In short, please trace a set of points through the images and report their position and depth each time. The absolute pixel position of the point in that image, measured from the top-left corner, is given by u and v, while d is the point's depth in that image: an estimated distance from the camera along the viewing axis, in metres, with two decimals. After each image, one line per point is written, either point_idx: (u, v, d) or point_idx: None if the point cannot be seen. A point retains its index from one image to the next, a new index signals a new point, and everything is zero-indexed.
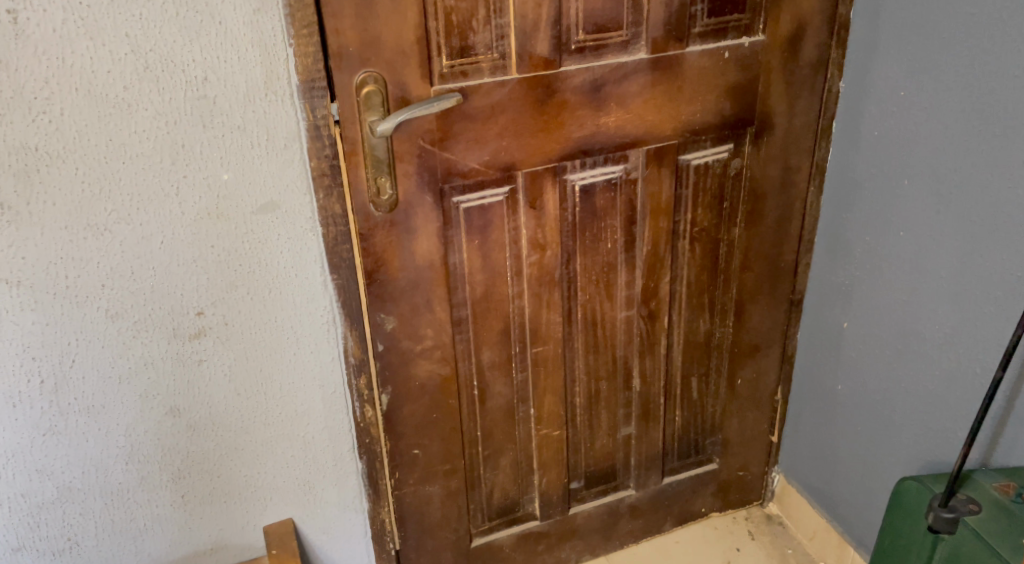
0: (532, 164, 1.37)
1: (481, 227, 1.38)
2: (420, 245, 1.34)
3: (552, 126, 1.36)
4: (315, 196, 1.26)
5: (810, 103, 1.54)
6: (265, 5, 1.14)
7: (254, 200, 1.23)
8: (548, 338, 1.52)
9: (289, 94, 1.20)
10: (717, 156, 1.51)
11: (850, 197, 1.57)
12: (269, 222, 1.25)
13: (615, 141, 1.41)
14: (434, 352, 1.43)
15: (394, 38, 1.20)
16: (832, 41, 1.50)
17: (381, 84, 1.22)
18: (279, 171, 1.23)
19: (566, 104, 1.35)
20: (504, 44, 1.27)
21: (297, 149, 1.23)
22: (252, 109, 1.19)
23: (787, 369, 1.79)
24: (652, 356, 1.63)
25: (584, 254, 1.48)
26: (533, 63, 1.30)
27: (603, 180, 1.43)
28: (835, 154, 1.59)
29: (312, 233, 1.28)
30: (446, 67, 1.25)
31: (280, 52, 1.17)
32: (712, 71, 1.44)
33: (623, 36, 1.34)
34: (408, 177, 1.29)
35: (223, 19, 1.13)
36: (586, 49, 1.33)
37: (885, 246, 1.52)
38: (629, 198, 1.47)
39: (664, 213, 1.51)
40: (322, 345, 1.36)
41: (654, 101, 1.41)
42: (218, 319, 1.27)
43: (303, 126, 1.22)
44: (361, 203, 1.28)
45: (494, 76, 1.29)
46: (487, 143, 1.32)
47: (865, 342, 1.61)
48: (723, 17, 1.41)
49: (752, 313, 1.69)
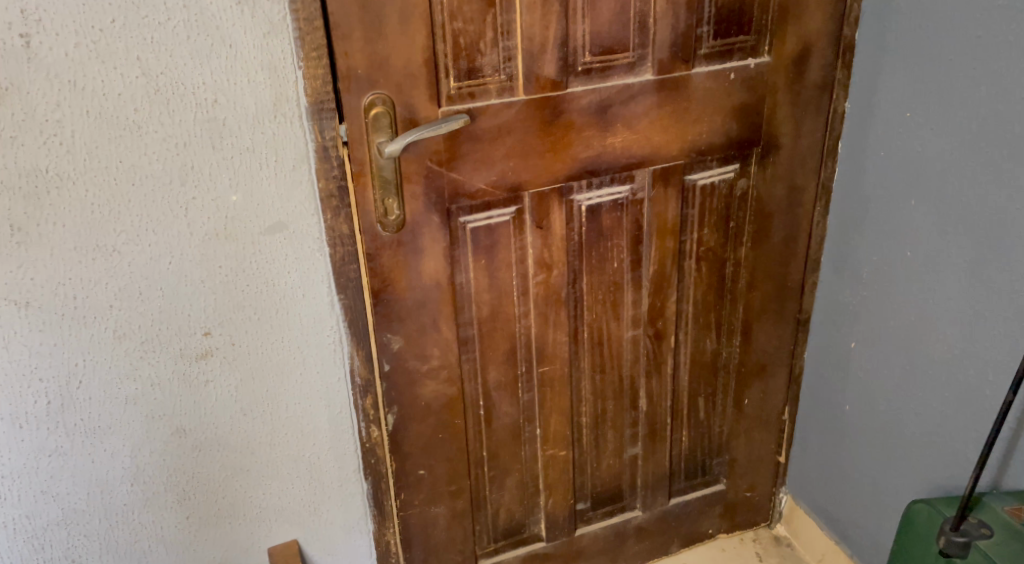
0: (538, 185, 1.37)
1: (487, 246, 1.38)
2: (426, 265, 1.34)
3: (559, 146, 1.36)
4: (322, 216, 1.27)
5: (815, 123, 1.54)
6: (275, 28, 1.15)
7: (262, 221, 1.23)
8: (554, 357, 1.52)
9: (298, 116, 1.20)
10: (723, 176, 1.52)
11: (857, 217, 1.58)
12: (277, 243, 1.25)
13: (621, 162, 1.41)
14: (441, 372, 1.43)
15: (402, 60, 1.21)
16: (837, 62, 1.51)
17: (389, 105, 1.23)
18: (287, 192, 1.23)
19: (572, 125, 1.35)
20: (512, 65, 1.28)
21: (305, 170, 1.23)
22: (261, 131, 1.19)
23: (795, 389, 1.79)
24: (659, 375, 1.63)
25: (591, 273, 1.48)
26: (540, 84, 1.31)
27: (609, 200, 1.44)
28: (842, 174, 1.59)
29: (320, 253, 1.29)
30: (454, 89, 1.26)
31: (289, 74, 1.18)
32: (719, 92, 1.44)
33: (629, 58, 1.35)
34: (415, 197, 1.30)
35: (233, 42, 1.14)
36: (593, 70, 1.34)
37: (893, 267, 1.52)
38: (635, 217, 1.47)
39: (671, 233, 1.51)
40: (328, 365, 1.36)
41: (660, 122, 1.41)
42: (225, 339, 1.27)
43: (311, 147, 1.22)
44: (369, 223, 1.28)
45: (501, 98, 1.29)
46: (494, 163, 1.32)
47: (872, 361, 1.60)
48: (729, 39, 1.41)
49: (758, 333, 1.69)
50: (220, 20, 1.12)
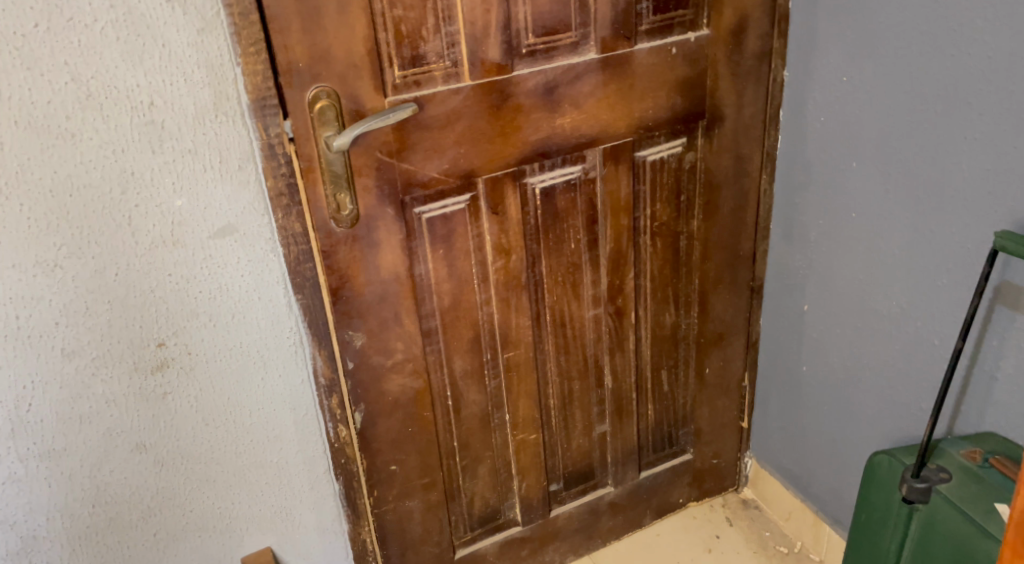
0: (491, 170, 1.37)
1: (444, 235, 1.37)
2: (385, 258, 1.33)
3: (509, 130, 1.35)
4: (273, 216, 1.22)
5: (756, 93, 1.56)
6: (209, 24, 1.10)
7: (211, 224, 1.18)
8: (518, 342, 1.52)
9: (239, 114, 1.16)
10: (671, 151, 1.53)
11: (801, 181, 1.60)
12: (228, 246, 1.21)
13: (571, 143, 1.42)
14: (406, 365, 1.41)
15: (344, 51, 1.18)
16: (773, 31, 1.53)
17: (334, 98, 1.19)
18: (234, 193, 1.19)
19: (521, 108, 1.35)
20: (455, 51, 1.26)
21: (252, 170, 1.19)
22: (203, 132, 1.14)
23: (753, 355, 1.82)
24: (622, 352, 1.65)
25: (549, 256, 1.49)
26: (486, 69, 1.29)
27: (562, 181, 1.45)
28: (785, 140, 1.61)
29: (273, 253, 1.24)
30: (399, 77, 1.24)
31: (227, 72, 1.13)
32: (661, 67, 1.45)
33: (572, 37, 1.35)
34: (367, 190, 1.27)
35: (166, 41, 1.08)
36: (537, 52, 1.33)
37: (839, 227, 1.55)
38: (589, 197, 1.48)
39: (624, 210, 1.53)
40: (289, 368, 1.32)
41: (607, 100, 1.42)
42: (181, 349, 1.22)
43: (256, 146, 1.18)
44: (322, 220, 1.25)
45: (447, 84, 1.28)
46: (445, 151, 1.31)
47: (826, 322, 1.63)
48: (668, 14, 1.42)
49: (715, 303, 1.71)
50: (151, 19, 1.06)
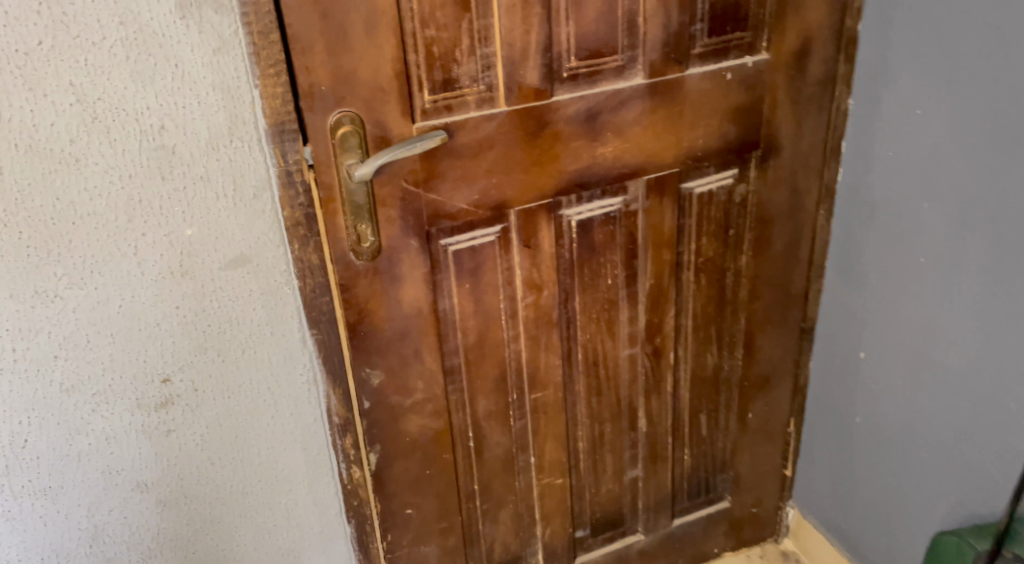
0: (524, 202, 1.28)
1: (472, 269, 1.29)
2: (406, 292, 1.24)
3: (546, 159, 1.26)
4: (289, 247, 1.14)
5: (817, 122, 1.44)
6: (227, 43, 1.01)
7: (222, 255, 1.10)
8: (547, 382, 1.43)
9: (256, 140, 1.07)
10: (721, 183, 1.42)
11: (861, 218, 1.48)
12: (240, 278, 1.12)
13: (612, 173, 1.32)
14: (426, 405, 1.33)
15: (370, 73, 1.09)
16: (839, 56, 1.40)
17: (358, 124, 1.11)
18: (249, 223, 1.10)
19: (559, 136, 1.25)
20: (491, 74, 1.17)
21: (268, 199, 1.10)
22: (216, 158, 1.05)
23: (800, 400, 1.69)
24: (658, 395, 1.55)
25: (584, 291, 1.40)
26: (523, 94, 1.20)
27: (601, 214, 1.35)
28: (847, 174, 1.48)
29: (288, 287, 1.16)
30: (429, 102, 1.15)
31: (244, 94, 1.04)
32: (713, 94, 1.33)
33: (618, 61, 1.24)
34: (391, 221, 1.19)
35: (179, 61, 0.99)
36: (580, 76, 1.23)
37: (903, 272, 1.43)
38: (629, 231, 1.38)
39: (667, 245, 1.42)
40: (302, 407, 1.23)
41: (653, 128, 1.31)
42: (187, 386, 1.14)
43: (273, 173, 1.09)
44: (341, 252, 1.17)
45: (480, 110, 1.19)
46: (476, 181, 1.22)
47: (883, 372, 1.51)
48: (725, 36, 1.31)
49: (762, 343, 1.60)
50: (163, 37, 0.98)
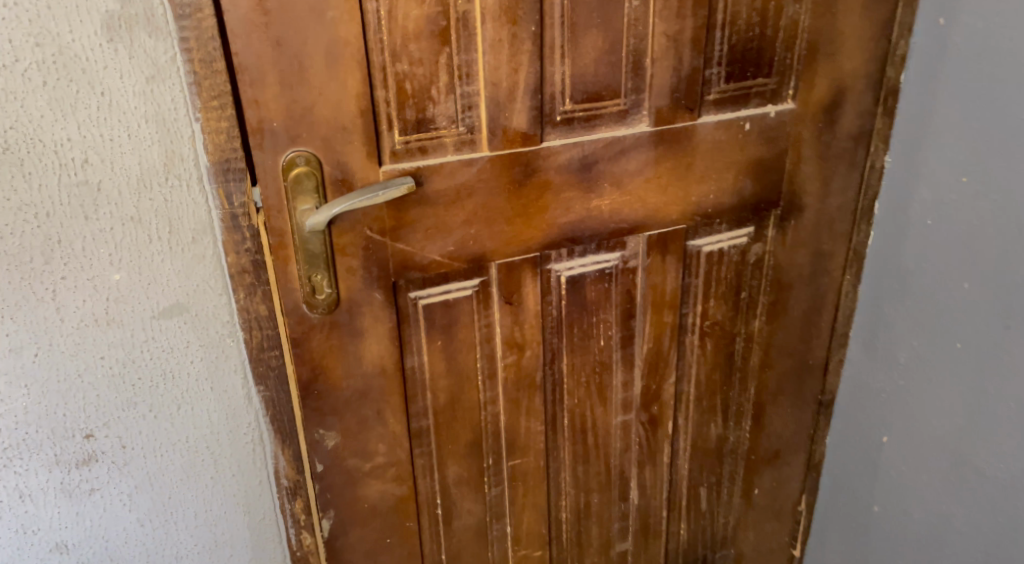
0: (507, 255, 1.15)
1: (445, 326, 1.16)
2: (369, 349, 1.12)
3: (533, 211, 1.13)
4: (232, 295, 1.04)
5: (847, 181, 1.26)
6: (161, 71, 0.91)
7: (155, 302, 1.00)
8: (528, 448, 1.29)
9: (196, 178, 0.97)
10: (734, 242, 1.26)
11: (891, 290, 1.31)
12: (175, 327, 1.02)
13: (609, 228, 1.18)
14: (387, 470, 1.20)
15: (330, 110, 0.97)
16: (877, 108, 1.22)
17: (314, 165, 0.99)
18: (186, 269, 1.00)
19: (549, 185, 1.12)
20: (472, 115, 1.05)
21: (210, 243, 1.00)
22: (149, 197, 0.96)
23: (814, 476, 1.52)
24: (653, 466, 1.40)
25: (572, 353, 1.26)
26: (508, 138, 1.07)
27: (595, 270, 1.21)
28: (878, 239, 1.31)
29: (231, 338, 1.06)
30: (399, 143, 1.03)
31: (182, 128, 0.94)
32: (728, 146, 1.17)
33: (620, 105, 1.10)
34: (351, 272, 1.07)
35: (105, 88, 0.90)
36: (575, 120, 1.09)
37: (937, 356, 1.27)
38: (626, 289, 1.24)
39: (669, 307, 1.27)
40: (245, 467, 1.13)
41: (658, 180, 1.16)
42: (113, 442, 1.04)
43: (216, 216, 0.99)
44: (293, 304, 1.05)
45: (459, 153, 1.06)
46: (451, 231, 1.10)
47: (909, 462, 1.35)
48: (745, 82, 1.15)
49: (772, 417, 1.43)
50: (87, 62, 0.89)
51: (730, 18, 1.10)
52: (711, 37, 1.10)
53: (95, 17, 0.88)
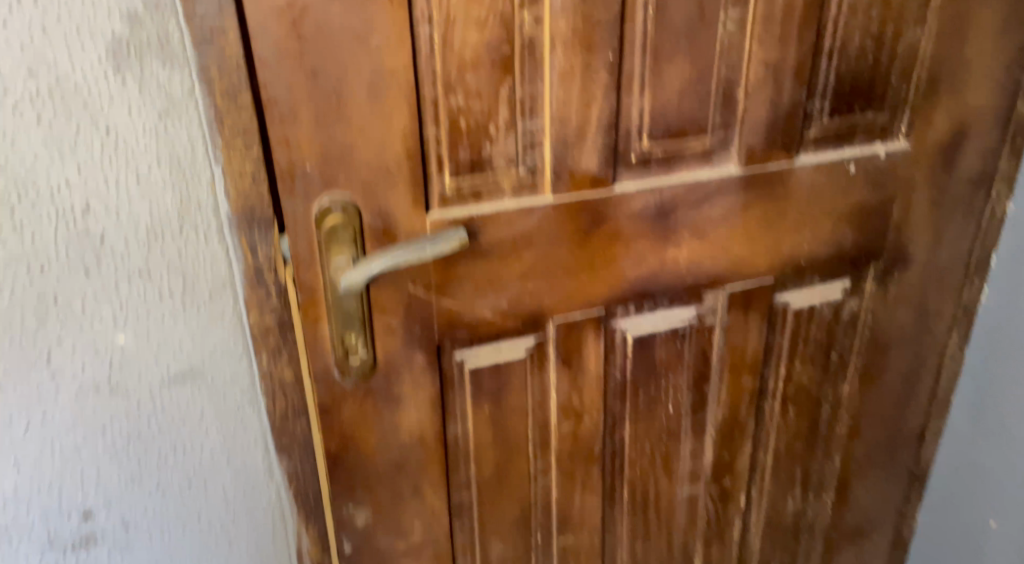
0: (568, 311, 1.00)
1: (493, 391, 1.02)
2: (407, 417, 0.99)
3: (599, 262, 0.98)
4: (254, 358, 0.93)
5: (961, 230, 1.09)
6: (176, 106, 0.80)
7: (165, 368, 0.89)
8: (581, 524, 1.15)
9: (215, 229, 0.86)
10: (827, 297, 1.10)
11: (1005, 355, 1.15)
12: (187, 395, 0.92)
13: (685, 283, 1.03)
14: (422, 550, 1.07)
15: (372, 152, 0.84)
16: (1002, 148, 1.05)
17: (353, 214, 0.86)
18: (201, 329, 0.89)
19: (619, 234, 0.97)
20: (535, 155, 0.90)
21: (229, 301, 0.89)
22: (160, 249, 0.84)
23: (898, 553, 1.36)
24: (721, 542, 1.25)
25: (637, 420, 1.11)
26: (575, 182, 0.92)
27: (667, 330, 1.06)
28: (993, 296, 1.14)
29: (250, 406, 0.96)
30: (451, 187, 0.89)
31: (200, 173, 0.83)
32: (828, 190, 1.01)
33: (705, 143, 0.95)
34: (390, 331, 0.95)
35: (111, 126, 0.79)
36: (652, 159, 0.94)
37: None
38: (701, 349, 1.09)
39: (750, 369, 1.12)
40: (263, 541, 1.03)
41: (745, 230, 1.01)
42: (115, 520, 0.95)
43: (237, 271, 0.88)
44: (322, 368, 0.93)
45: (518, 199, 0.92)
46: (505, 286, 0.96)
47: (1018, 551, 1.19)
48: (851, 117, 0.99)
49: (858, 490, 1.27)
50: (90, 95, 0.77)
51: (840, 45, 0.94)
52: (816, 65, 0.94)
53: (99, 43, 0.76)
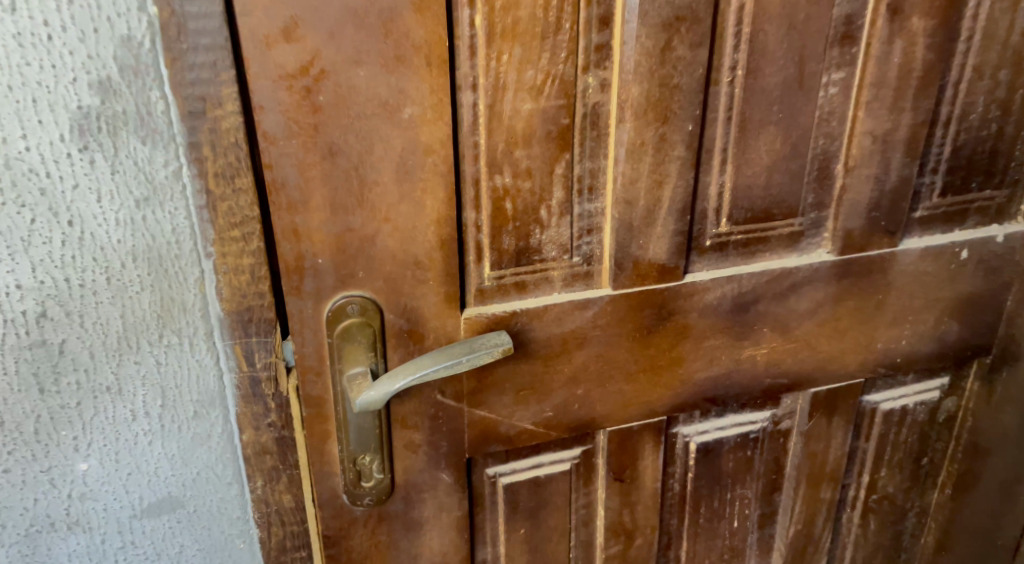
0: (624, 419, 0.83)
1: (530, 508, 0.86)
2: (428, 544, 0.83)
3: (662, 364, 0.81)
4: (248, 485, 0.78)
5: None
6: (156, 192, 0.66)
7: (137, 498, 0.75)
8: None
9: (203, 335, 0.71)
10: (922, 398, 0.95)
11: None
12: (165, 526, 0.77)
13: (762, 385, 0.86)
14: None
15: (399, 241, 0.70)
16: None
17: (372, 314, 0.71)
18: (184, 452, 0.75)
19: (688, 331, 0.80)
20: (592, 241, 0.75)
21: (219, 419, 0.75)
22: (134, 361, 0.70)
23: None
24: None
25: (695, 537, 0.95)
26: (640, 272, 0.76)
27: (736, 435, 0.90)
28: None
29: (241, 539, 0.80)
30: (490, 278, 0.74)
31: (185, 270, 0.69)
32: (933, 278, 0.86)
33: (794, 225, 0.80)
34: (412, 447, 0.78)
35: (75, 217, 0.65)
36: (731, 244, 0.79)
37: None
38: (775, 458, 0.93)
39: (829, 478, 0.96)
40: None
41: (835, 324, 0.85)
42: None
43: (229, 385, 0.73)
44: (329, 491, 0.78)
45: (570, 292, 0.76)
46: (551, 392, 0.79)
47: None
48: (965, 196, 0.84)
49: None
50: (49, 181, 0.64)
51: (961, 112, 0.80)
52: (931, 136, 0.81)
53: (62, 117, 0.62)
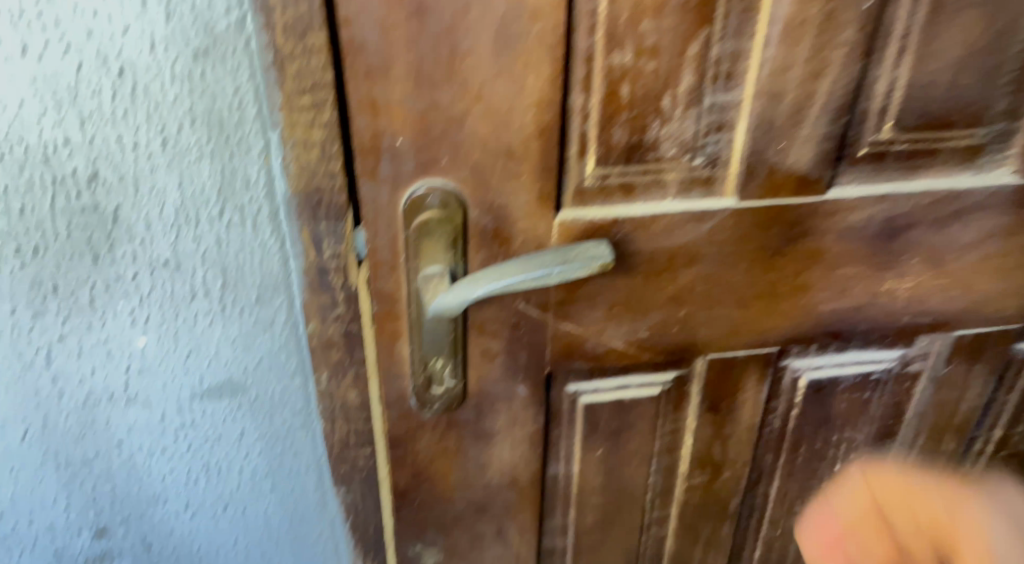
0: (731, 345, 0.73)
1: (612, 430, 0.77)
2: (498, 456, 0.76)
3: (783, 289, 0.70)
4: (310, 380, 0.73)
5: None
6: (214, 44, 0.57)
7: (197, 379, 0.71)
8: None
9: (266, 216, 0.64)
10: None
11: None
12: (225, 408, 0.74)
13: (898, 323, 0.74)
14: None
15: (492, 124, 0.59)
16: None
17: (455, 206, 0.61)
18: (245, 337, 0.70)
19: (818, 255, 0.69)
20: (722, 140, 0.62)
21: (282, 306, 0.69)
22: (192, 236, 0.64)
23: None
24: None
25: (790, 476, 0.85)
26: (773, 184, 0.65)
27: (855, 374, 0.78)
28: None
29: (302, 430, 0.76)
30: (593, 177, 0.63)
31: (247, 140, 0.61)
32: None
33: (971, 139, 0.66)
34: (488, 356, 0.70)
35: (126, 70, 0.57)
36: (889, 157, 0.65)
37: None
38: (897, 401, 0.81)
39: (955, 430, 0.84)
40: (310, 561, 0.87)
41: (995, 260, 0.72)
42: (140, 523, 0.80)
43: (292, 275, 0.67)
44: (396, 395, 0.70)
45: (687, 199, 0.65)
46: (652, 310, 0.69)
47: None
48: None
49: None
50: (97, 25, 0.56)
51: None
52: None
53: None
